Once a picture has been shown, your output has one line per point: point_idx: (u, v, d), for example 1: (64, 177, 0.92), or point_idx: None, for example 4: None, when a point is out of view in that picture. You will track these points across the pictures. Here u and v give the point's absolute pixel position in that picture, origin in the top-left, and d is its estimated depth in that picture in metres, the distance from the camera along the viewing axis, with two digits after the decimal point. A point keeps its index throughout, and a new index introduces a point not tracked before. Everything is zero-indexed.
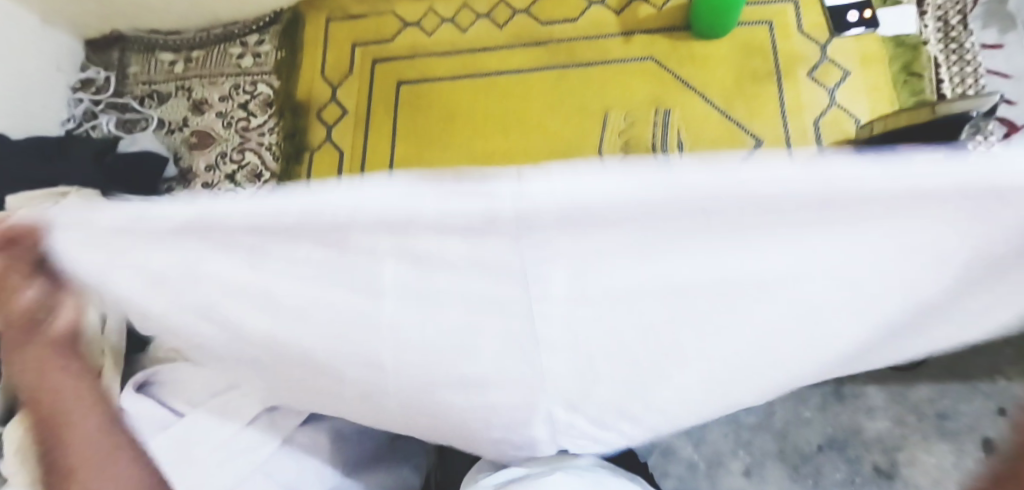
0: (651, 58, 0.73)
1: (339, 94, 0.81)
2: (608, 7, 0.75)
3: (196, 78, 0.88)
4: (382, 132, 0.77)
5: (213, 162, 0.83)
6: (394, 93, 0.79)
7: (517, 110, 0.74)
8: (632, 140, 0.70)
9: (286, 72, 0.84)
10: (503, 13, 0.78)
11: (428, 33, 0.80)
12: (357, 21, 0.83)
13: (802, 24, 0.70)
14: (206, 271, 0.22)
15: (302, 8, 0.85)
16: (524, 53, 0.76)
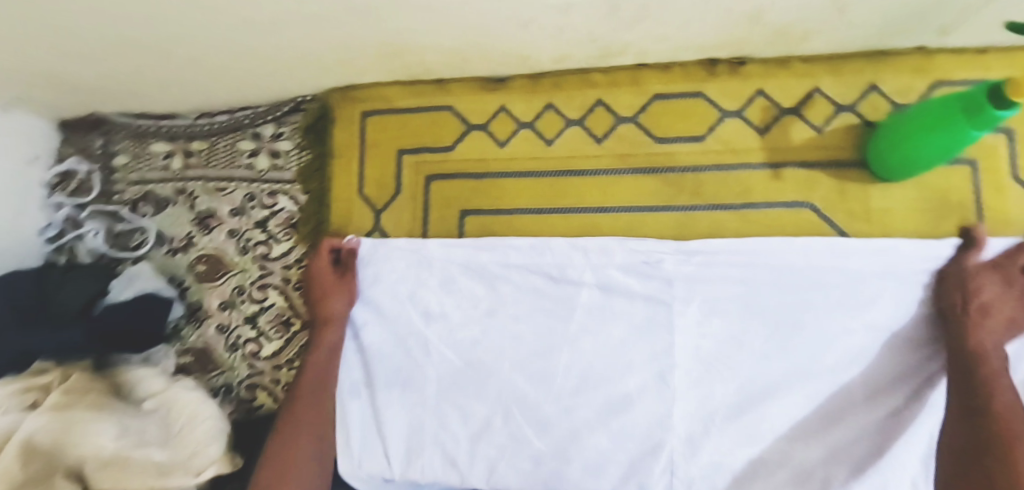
0: (808, 203, 0.55)
1: (385, 220, 0.64)
2: (748, 123, 0.57)
3: (199, 180, 0.70)
4: (447, 211, 0.62)
5: (228, 299, 0.67)
6: (459, 225, 0.62)
7: (619, 192, 0.58)
8: (778, 225, 0.55)
9: (317, 183, 0.66)
10: (603, 121, 0.59)
11: (500, 142, 0.62)
12: (405, 119, 0.64)
13: (1019, 166, 0.53)
14: (601, 265, 0.55)
15: (334, 99, 0.66)
16: (633, 180, 0.58)
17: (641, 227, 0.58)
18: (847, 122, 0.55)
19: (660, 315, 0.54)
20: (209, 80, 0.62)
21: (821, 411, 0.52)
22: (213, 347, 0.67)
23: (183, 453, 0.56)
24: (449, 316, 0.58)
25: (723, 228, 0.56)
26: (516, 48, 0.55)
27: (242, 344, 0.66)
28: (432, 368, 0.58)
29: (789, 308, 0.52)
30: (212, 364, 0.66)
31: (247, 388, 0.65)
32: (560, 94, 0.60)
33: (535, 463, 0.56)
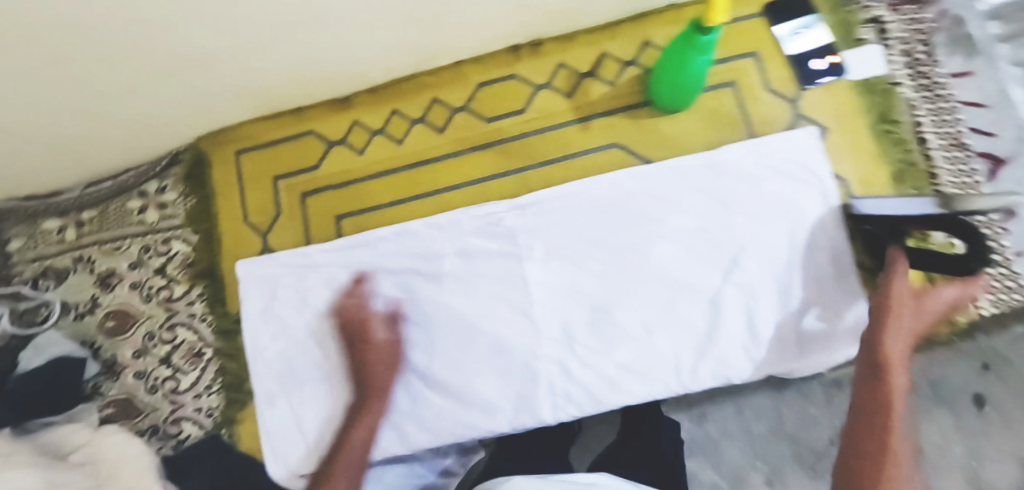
0: (615, 144, 0.66)
1: (271, 241, 0.71)
2: (556, 91, 0.67)
3: (95, 244, 0.74)
4: (324, 220, 0.70)
5: (140, 346, 0.71)
6: (338, 229, 0.69)
7: (465, 170, 0.68)
8: (596, 167, 0.66)
9: (204, 223, 0.72)
10: (439, 115, 0.69)
11: (358, 150, 0.70)
12: (272, 148, 0.71)
13: (768, 80, 0.65)
14: (457, 236, 0.64)
15: (206, 145, 0.73)
16: (475, 157, 0.68)
17: (490, 195, 0.67)
18: (631, 73, 0.67)
19: (513, 264, 0.63)
20: (91, 151, 0.68)
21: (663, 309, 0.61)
22: (134, 394, 0.70)
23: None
24: (344, 312, 0.65)
25: (554, 179, 0.66)
26: (355, 70, 0.65)
27: (161, 384, 0.70)
28: (337, 360, 0.65)
29: (616, 232, 0.62)
30: (135, 410, 0.70)
31: (172, 423, 0.69)
32: (400, 100, 0.69)
33: (443, 418, 0.62)
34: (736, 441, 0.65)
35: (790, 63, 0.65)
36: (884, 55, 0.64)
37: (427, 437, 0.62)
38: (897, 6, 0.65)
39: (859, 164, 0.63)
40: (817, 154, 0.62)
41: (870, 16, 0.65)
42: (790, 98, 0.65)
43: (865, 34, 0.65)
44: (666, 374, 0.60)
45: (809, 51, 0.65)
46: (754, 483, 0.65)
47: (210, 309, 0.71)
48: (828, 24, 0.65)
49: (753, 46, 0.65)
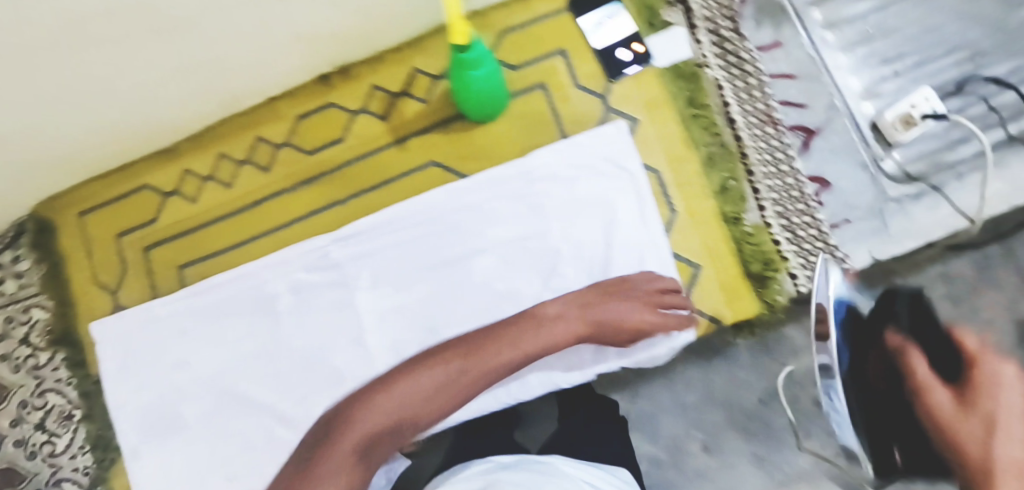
0: (431, 163, 0.79)
1: (120, 298, 0.81)
2: (370, 114, 0.80)
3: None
4: (172, 267, 0.80)
5: (16, 415, 0.80)
6: (181, 278, 0.80)
7: (288, 207, 0.80)
8: (411, 187, 0.79)
9: (61, 319, 0.81)
10: (280, 147, 0.80)
11: (193, 199, 0.80)
12: (116, 206, 0.81)
13: (549, 83, 0.78)
14: (288, 273, 0.76)
15: (42, 214, 0.81)
16: (302, 194, 0.80)
17: (314, 233, 0.79)
18: (439, 87, 0.79)
19: (343, 295, 0.75)
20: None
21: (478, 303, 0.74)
22: (16, 461, 0.80)
23: None
24: (190, 361, 0.76)
25: (365, 208, 0.79)
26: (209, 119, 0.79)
27: (39, 448, 0.80)
28: (192, 402, 0.75)
29: (426, 250, 0.76)
30: (15, 474, 0.80)
31: (55, 483, 0.79)
32: (231, 141, 0.80)
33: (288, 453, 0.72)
34: (675, 414, 0.79)
35: (563, 68, 0.78)
36: (637, 50, 0.82)
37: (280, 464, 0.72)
38: None
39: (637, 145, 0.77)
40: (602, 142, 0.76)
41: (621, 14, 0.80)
42: (576, 101, 0.79)
43: (617, 37, 0.81)
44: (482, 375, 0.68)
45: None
46: (696, 451, 0.79)
47: (72, 372, 0.80)
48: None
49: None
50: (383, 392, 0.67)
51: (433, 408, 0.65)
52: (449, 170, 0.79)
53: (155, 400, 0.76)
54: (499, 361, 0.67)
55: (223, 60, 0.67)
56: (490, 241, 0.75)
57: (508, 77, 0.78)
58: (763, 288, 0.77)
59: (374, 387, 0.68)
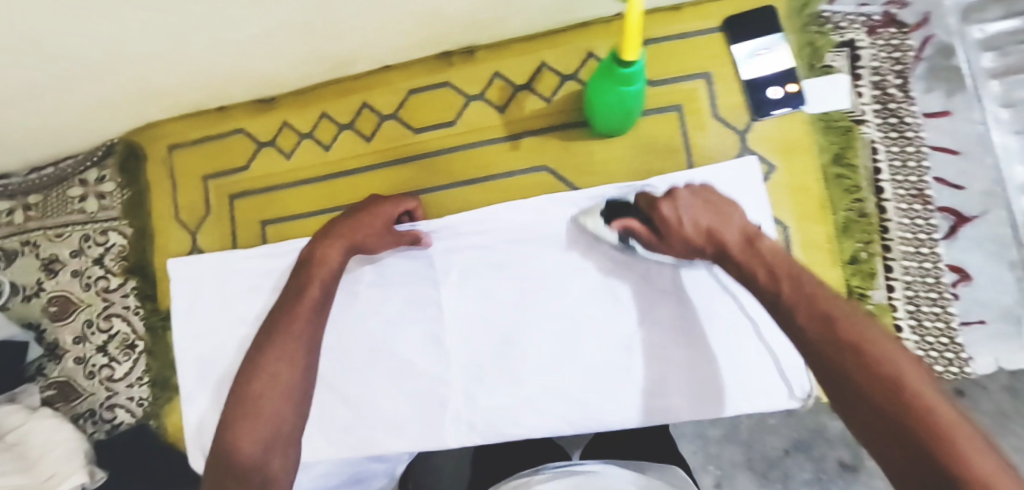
0: (676, 108, 0.64)
1: (280, 190, 0.72)
2: (488, 102, 0.68)
3: (41, 230, 0.79)
4: (332, 194, 0.71)
5: (77, 247, 0.78)
6: (261, 233, 0.73)
7: (469, 164, 0.67)
8: (646, 140, 0.64)
9: (138, 217, 0.76)
10: (388, 116, 0.70)
11: (377, 119, 0.70)
12: (295, 94, 0.72)
13: (717, 106, 0.64)
14: None
15: (138, 137, 0.76)
16: (480, 152, 0.67)
17: (465, 202, 0.67)
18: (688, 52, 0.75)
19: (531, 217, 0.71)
20: (84, 115, 0.69)
21: (565, 343, 0.64)
22: (70, 291, 0.78)
23: (189, 357, 0.73)
24: (258, 319, 0.71)
25: (571, 174, 0.65)
26: (381, 60, 0.67)
27: (95, 282, 0.77)
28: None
29: (527, 280, 0.65)
30: (72, 303, 0.78)
31: (108, 409, 0.76)
32: (370, 92, 0.70)
33: (376, 350, 0.67)
34: (692, 443, 0.76)
35: (744, 88, 0.63)
36: (851, 86, 0.62)
37: (411, 348, 0.67)
38: (876, 29, 0.63)
39: (802, 208, 0.61)
40: (751, 187, 0.62)
41: (841, 40, 0.63)
42: (739, 129, 0.63)
43: (832, 61, 0.62)
44: (593, 399, 0.63)
45: (768, 74, 0.63)
46: (707, 483, 0.76)
47: (141, 303, 0.76)
48: (794, 46, 0.63)
49: (706, 65, 0.64)
50: (246, 435, 0.52)
51: (289, 408, 0.55)
52: (699, 127, 0.64)
53: None
54: (320, 285, 0.60)
55: (452, 18, 0.60)
56: (609, 266, 0.64)
57: (658, 88, 0.65)
58: None
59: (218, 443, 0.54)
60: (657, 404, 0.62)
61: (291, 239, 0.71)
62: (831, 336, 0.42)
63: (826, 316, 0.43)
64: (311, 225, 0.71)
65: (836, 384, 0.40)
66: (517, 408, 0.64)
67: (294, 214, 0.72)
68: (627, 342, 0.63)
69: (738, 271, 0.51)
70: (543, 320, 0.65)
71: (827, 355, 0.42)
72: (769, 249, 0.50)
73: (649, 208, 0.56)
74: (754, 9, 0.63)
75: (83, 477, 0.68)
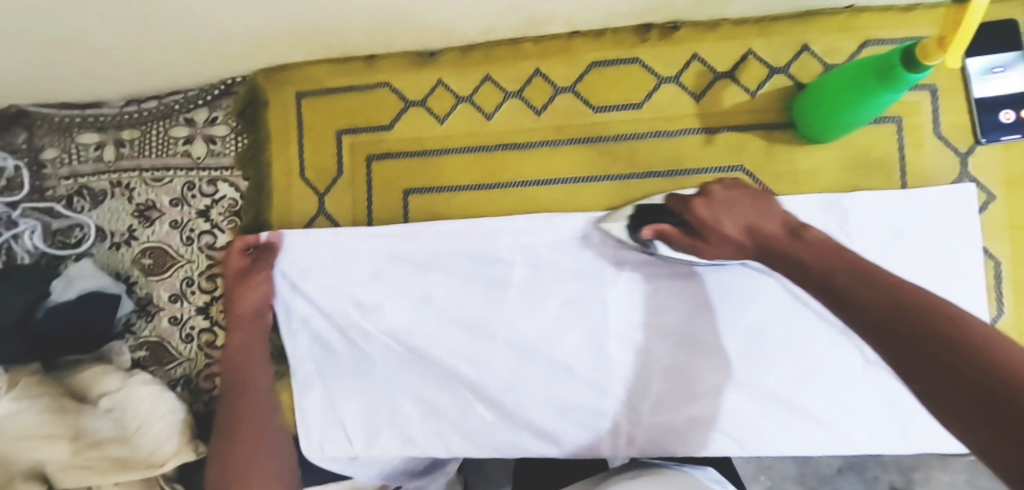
0: (895, 120, 0.59)
1: (429, 158, 0.65)
2: (683, 88, 0.61)
3: (134, 172, 0.71)
4: (491, 169, 0.64)
5: (178, 195, 0.69)
6: (402, 204, 0.66)
7: (655, 155, 0.61)
8: (856, 152, 0.59)
9: (254, 169, 0.68)
10: (565, 89, 0.63)
11: (552, 91, 0.63)
12: (460, 50, 0.64)
13: (939, 124, 0.59)
14: None
15: (262, 79, 0.67)
16: (668, 143, 0.61)
17: (644, 196, 0.62)
18: None
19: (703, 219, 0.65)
20: (223, 48, 0.60)
21: (734, 359, 0.60)
22: (168, 243, 0.69)
23: (306, 335, 0.65)
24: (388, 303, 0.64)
25: (768, 179, 0.60)
26: (575, 24, 0.60)
27: (198, 237, 0.69)
28: (382, 350, 0.64)
29: (707, 291, 0.60)
30: (168, 258, 0.69)
31: (206, 378, 0.68)
32: (548, 60, 0.63)
33: (522, 347, 0.62)
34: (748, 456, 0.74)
35: (972, 107, 0.58)
36: None
37: (559, 347, 0.62)
38: None
39: (1017, 246, 0.58)
40: (972, 218, 0.57)
41: None
42: (959, 152, 0.58)
43: None
44: (759, 421, 0.60)
45: (1001, 95, 0.57)
46: None
47: None
48: None
49: (934, 76, 0.58)
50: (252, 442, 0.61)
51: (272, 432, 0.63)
52: (916, 145, 0.59)
53: (455, 250, 0.63)
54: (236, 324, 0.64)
55: None
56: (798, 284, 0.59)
57: None
58: None
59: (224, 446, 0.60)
60: (819, 432, 0.59)
61: (439, 215, 0.65)
62: (890, 307, 0.37)
63: (872, 287, 0.40)
64: (463, 201, 0.65)
65: (902, 354, 0.35)
66: (671, 423, 0.60)
67: (442, 187, 0.65)
68: (804, 369, 0.59)
69: (784, 265, 0.46)
70: (710, 334, 0.60)
71: (907, 337, 0.35)
72: (818, 237, 0.46)
73: (682, 209, 0.53)
74: (1006, 20, 0.57)
75: (188, 456, 0.61)
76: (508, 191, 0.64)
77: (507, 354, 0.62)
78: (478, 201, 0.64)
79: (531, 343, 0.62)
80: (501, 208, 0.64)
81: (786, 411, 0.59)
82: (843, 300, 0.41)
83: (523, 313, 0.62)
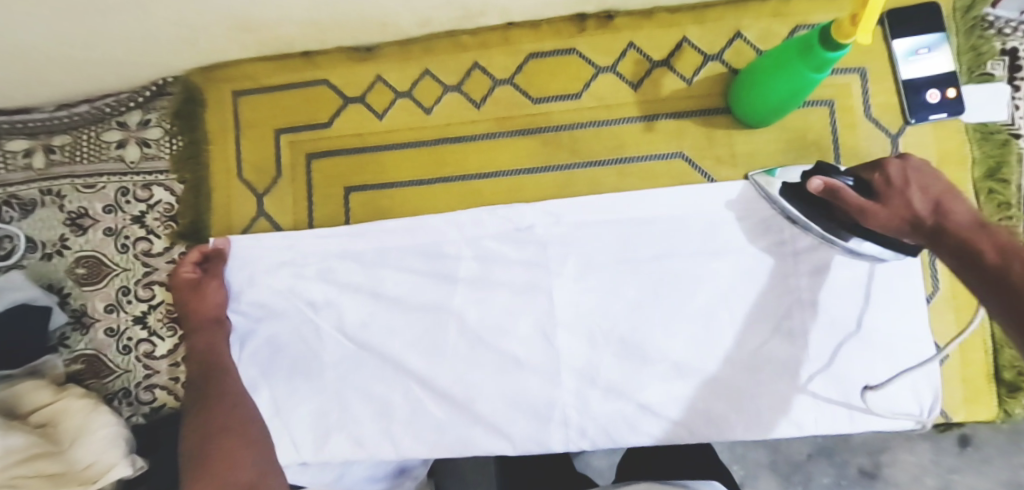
0: (828, 102, 0.60)
1: (371, 154, 0.64)
2: (621, 77, 0.61)
3: (66, 179, 0.68)
4: (434, 164, 0.63)
5: (112, 201, 0.67)
6: (344, 202, 0.64)
7: (596, 144, 0.61)
8: (793, 135, 0.60)
9: (192, 171, 0.66)
10: (503, 81, 0.62)
11: (491, 83, 0.62)
12: (397, 45, 0.63)
13: (871, 105, 0.60)
14: None
15: (197, 79, 0.66)
16: (609, 132, 0.61)
17: (587, 185, 0.62)
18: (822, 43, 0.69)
19: None
20: (151, 48, 0.59)
21: (684, 345, 0.60)
22: (102, 251, 0.67)
23: (251, 340, 0.63)
24: (333, 303, 0.62)
25: (707, 164, 0.61)
26: (508, 15, 0.59)
27: (133, 244, 0.67)
28: (329, 351, 0.62)
29: (654, 280, 0.60)
30: (103, 267, 0.67)
31: (145, 389, 0.66)
32: (485, 52, 0.62)
33: (472, 342, 0.61)
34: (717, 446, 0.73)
35: (901, 88, 0.59)
36: (1010, 97, 0.59)
37: (510, 340, 0.61)
38: None
39: None
40: None
41: (1004, 48, 0.59)
42: (891, 132, 0.59)
43: (993, 69, 0.59)
44: (712, 408, 0.59)
45: (927, 76, 0.59)
46: None
47: None
48: (955, 48, 0.59)
49: (864, 59, 0.59)
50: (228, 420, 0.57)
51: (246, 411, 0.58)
52: (851, 127, 0.60)
53: (400, 247, 0.62)
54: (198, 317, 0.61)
55: None
56: (742, 267, 0.59)
57: None
58: (1009, 398, 0.60)
59: (202, 429, 0.56)
60: (771, 416, 0.59)
61: (383, 212, 0.64)
62: (997, 276, 0.37)
63: (991, 258, 0.39)
64: (407, 197, 0.64)
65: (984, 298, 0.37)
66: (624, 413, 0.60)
67: (386, 183, 0.64)
68: (755, 352, 0.59)
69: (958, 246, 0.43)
70: (658, 321, 0.60)
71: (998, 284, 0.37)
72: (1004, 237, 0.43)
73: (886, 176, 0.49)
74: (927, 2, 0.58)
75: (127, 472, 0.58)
76: (453, 185, 0.63)
77: (458, 350, 0.61)
78: (422, 196, 0.63)
79: (480, 339, 0.61)
80: (446, 202, 0.63)
81: (739, 397, 0.59)
82: (972, 270, 0.40)
83: (472, 308, 0.61)
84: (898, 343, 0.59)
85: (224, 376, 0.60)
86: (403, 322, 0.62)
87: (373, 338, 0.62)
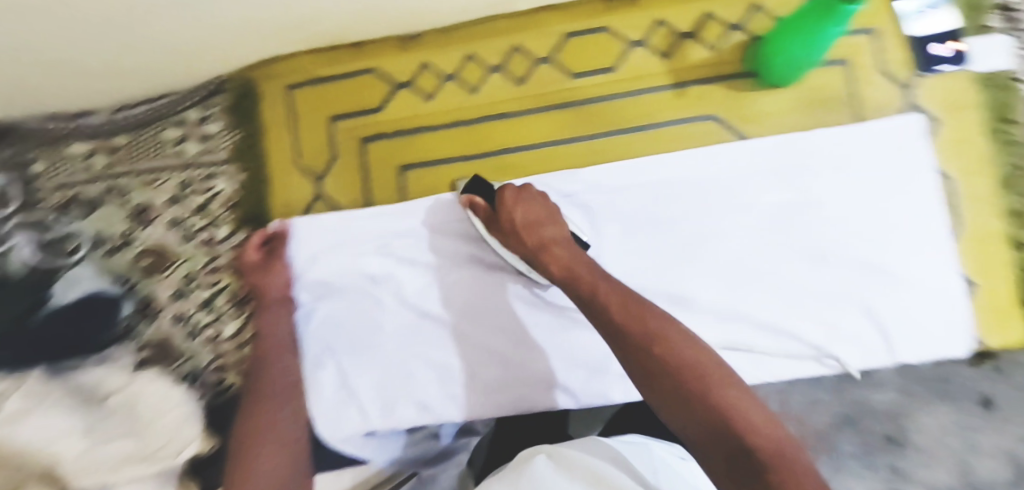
0: (842, 61, 0.65)
1: (420, 135, 0.68)
2: (651, 50, 0.66)
3: (127, 176, 0.72)
4: (480, 140, 0.67)
5: (174, 194, 0.71)
6: (398, 181, 0.68)
7: (632, 112, 0.66)
8: (813, 93, 0.65)
9: (251, 161, 0.70)
10: (542, 59, 0.67)
11: (531, 62, 0.67)
12: (441, 32, 0.68)
13: (883, 62, 0.65)
14: None
15: (253, 75, 0.70)
16: (643, 101, 0.66)
17: (626, 151, 0.66)
18: None
19: None
20: (218, 44, 0.63)
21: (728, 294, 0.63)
22: (167, 242, 0.70)
23: (315, 315, 0.66)
24: (393, 274, 0.66)
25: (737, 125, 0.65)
26: None
27: (197, 233, 0.70)
28: (390, 321, 0.65)
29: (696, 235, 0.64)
30: (167, 257, 0.70)
31: (213, 371, 0.68)
32: (524, 34, 0.67)
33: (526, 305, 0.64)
34: None
35: (909, 44, 0.65)
36: (1013, 46, 0.64)
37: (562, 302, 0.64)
38: None
39: (966, 162, 0.64)
40: (920, 142, 0.63)
41: (999, 3, 0.65)
42: (904, 84, 0.65)
43: (991, 22, 0.65)
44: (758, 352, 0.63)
45: (931, 32, 0.64)
46: None
47: None
48: (954, 6, 0.65)
49: (872, 21, 0.65)
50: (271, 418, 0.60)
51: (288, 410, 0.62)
52: (866, 83, 0.65)
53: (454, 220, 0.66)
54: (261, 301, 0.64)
55: None
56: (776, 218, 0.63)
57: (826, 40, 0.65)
58: None
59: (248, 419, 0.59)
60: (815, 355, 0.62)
61: (435, 188, 0.67)
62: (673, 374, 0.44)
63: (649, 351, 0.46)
64: (457, 172, 0.68)
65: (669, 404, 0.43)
66: None
67: (436, 161, 0.68)
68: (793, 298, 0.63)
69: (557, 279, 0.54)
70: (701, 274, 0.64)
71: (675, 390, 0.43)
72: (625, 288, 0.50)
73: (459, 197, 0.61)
74: None
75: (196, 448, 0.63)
76: (500, 159, 0.67)
77: (512, 313, 0.64)
78: (471, 171, 0.68)
79: (534, 301, 0.64)
80: (494, 175, 0.67)
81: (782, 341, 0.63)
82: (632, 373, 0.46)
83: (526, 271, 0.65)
84: (929, 280, 0.62)
85: (272, 367, 0.63)
86: (460, 289, 0.65)
87: (432, 306, 0.65)
